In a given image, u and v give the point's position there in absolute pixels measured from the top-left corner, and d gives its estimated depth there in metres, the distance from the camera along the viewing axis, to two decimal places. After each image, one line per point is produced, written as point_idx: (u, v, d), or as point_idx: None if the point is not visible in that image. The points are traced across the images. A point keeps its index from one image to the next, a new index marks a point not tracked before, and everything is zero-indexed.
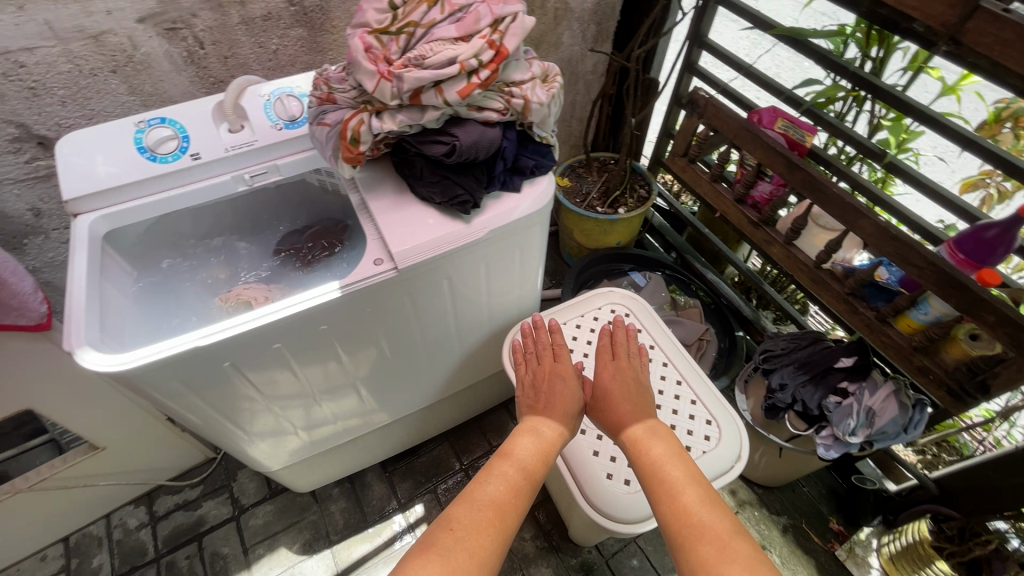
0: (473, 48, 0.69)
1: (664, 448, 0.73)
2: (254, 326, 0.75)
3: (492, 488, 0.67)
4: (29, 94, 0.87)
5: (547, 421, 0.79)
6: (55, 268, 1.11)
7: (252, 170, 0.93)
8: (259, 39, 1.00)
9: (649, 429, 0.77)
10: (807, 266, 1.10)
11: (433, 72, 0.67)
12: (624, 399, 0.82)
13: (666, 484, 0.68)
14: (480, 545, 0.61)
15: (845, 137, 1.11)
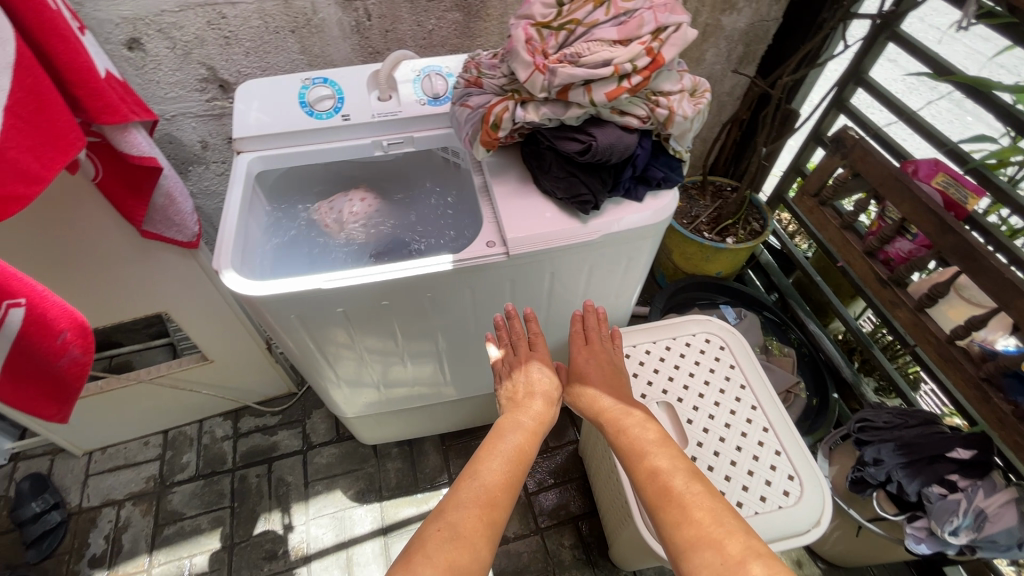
0: (630, 52, 0.69)
1: (643, 431, 0.75)
2: (372, 280, 0.80)
3: (482, 480, 0.68)
4: (224, 42, 0.99)
5: (529, 410, 0.81)
6: (207, 196, 1.26)
7: (390, 138, 0.99)
8: (419, 18, 1.06)
9: (624, 413, 0.79)
10: (937, 339, 0.99)
11: (587, 71, 0.68)
12: (602, 386, 0.84)
13: (652, 470, 0.68)
14: (469, 543, 0.60)
15: (1014, 205, 0.98)
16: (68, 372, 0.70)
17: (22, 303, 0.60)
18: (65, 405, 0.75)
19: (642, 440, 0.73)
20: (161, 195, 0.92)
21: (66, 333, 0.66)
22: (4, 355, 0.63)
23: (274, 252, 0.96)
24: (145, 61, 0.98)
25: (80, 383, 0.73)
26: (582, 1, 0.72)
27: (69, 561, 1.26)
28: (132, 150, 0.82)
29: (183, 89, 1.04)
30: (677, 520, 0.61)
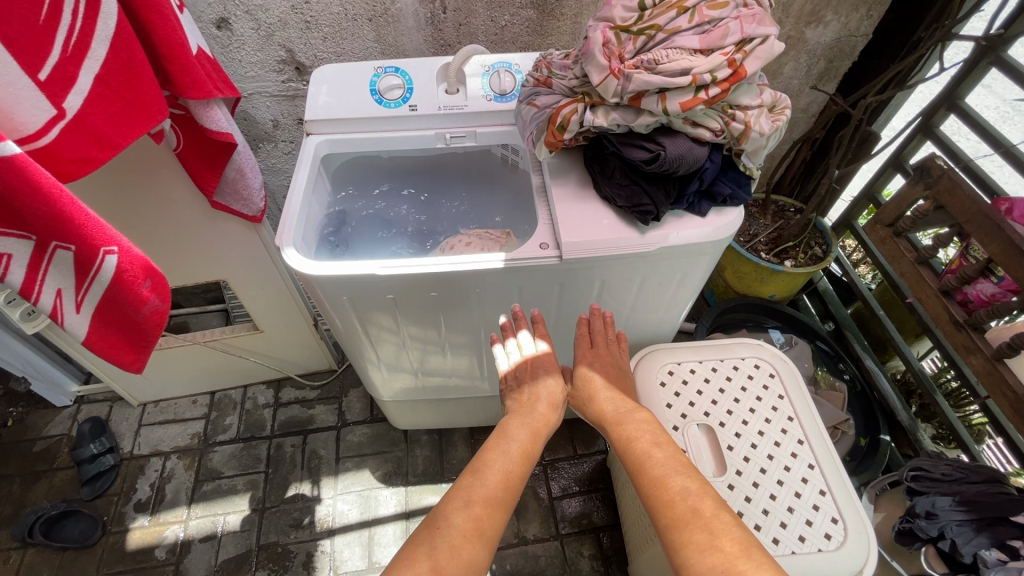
0: (711, 62, 0.67)
1: (645, 433, 0.72)
2: (425, 271, 0.81)
3: (483, 483, 0.67)
4: (304, 27, 1.03)
5: (533, 412, 0.78)
6: (273, 173, 1.31)
7: (454, 131, 1.00)
8: (494, 14, 1.06)
9: (627, 414, 0.76)
10: (1014, 394, 0.91)
11: (663, 79, 0.66)
12: (606, 389, 0.81)
13: (658, 479, 0.65)
14: (466, 545, 0.60)
15: None
16: (150, 320, 0.73)
17: (115, 250, 0.64)
18: (141, 356, 0.77)
19: (643, 442, 0.71)
20: (233, 168, 0.96)
21: (149, 281, 0.70)
22: (96, 301, 0.67)
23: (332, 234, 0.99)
24: (230, 40, 1.02)
25: (157, 333, 0.77)
26: (665, 6, 0.70)
27: (117, 503, 1.34)
28: (212, 125, 0.86)
29: (262, 69, 1.08)
30: (672, 523, 0.60)
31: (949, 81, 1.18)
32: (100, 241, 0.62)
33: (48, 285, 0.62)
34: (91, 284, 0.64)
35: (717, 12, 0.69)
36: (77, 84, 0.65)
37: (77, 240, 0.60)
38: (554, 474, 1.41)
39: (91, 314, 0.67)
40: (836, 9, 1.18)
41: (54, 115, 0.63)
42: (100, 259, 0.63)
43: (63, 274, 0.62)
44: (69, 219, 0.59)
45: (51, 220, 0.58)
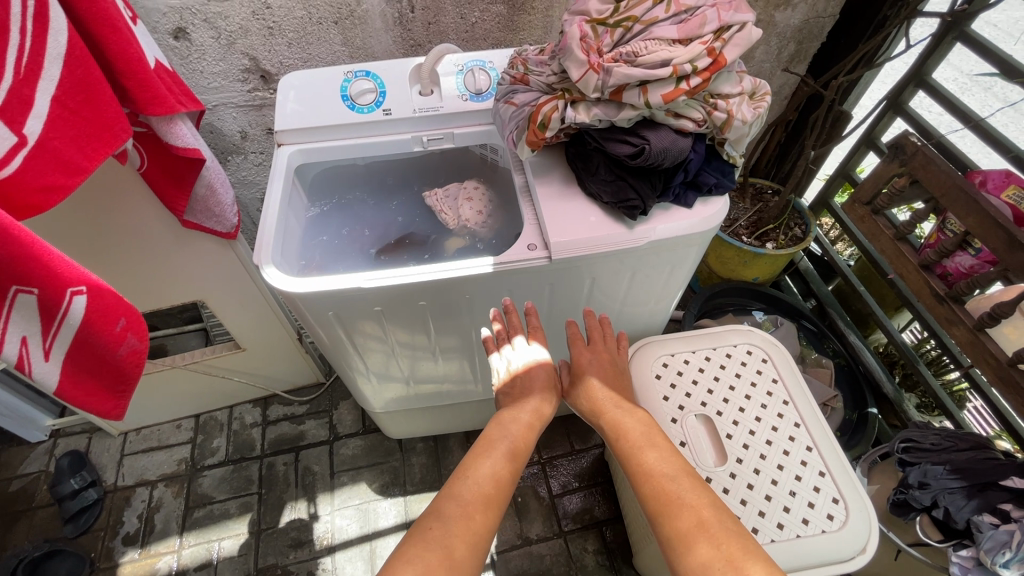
0: (690, 53, 0.66)
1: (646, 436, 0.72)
2: (411, 281, 0.79)
3: (477, 481, 0.65)
4: (267, 33, 0.99)
5: (524, 405, 0.76)
6: (244, 187, 1.27)
7: (431, 134, 0.98)
8: (463, 10, 1.04)
9: (626, 411, 0.76)
10: (998, 362, 0.93)
11: (644, 72, 0.65)
12: (605, 385, 0.80)
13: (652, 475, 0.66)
14: (462, 541, 0.59)
15: None
16: (127, 362, 0.70)
17: (84, 291, 0.61)
18: (120, 401, 0.73)
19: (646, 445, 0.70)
20: (202, 186, 0.92)
21: (123, 320, 0.67)
22: (68, 345, 0.63)
23: (311, 244, 0.97)
24: (190, 51, 0.98)
25: (137, 375, 0.73)
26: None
27: (104, 538, 1.29)
28: (177, 142, 0.82)
29: (225, 80, 1.04)
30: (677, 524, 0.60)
31: (916, 58, 1.20)
32: (66, 283, 0.59)
33: (12, 333, 0.58)
34: (59, 328, 0.60)
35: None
36: (36, 108, 0.61)
37: (40, 283, 0.56)
38: (553, 472, 1.40)
39: (62, 360, 0.63)
40: None
41: (14, 142, 0.59)
42: (67, 301, 0.59)
43: (27, 320, 0.58)
44: (29, 262, 0.55)
45: (9, 263, 0.54)
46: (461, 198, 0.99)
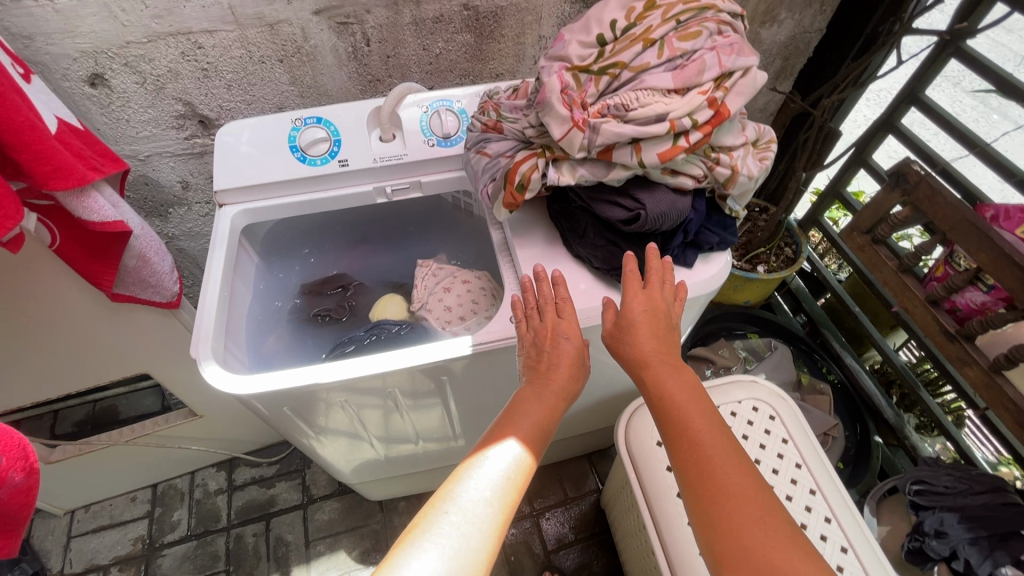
0: (689, 105, 0.57)
1: (699, 415, 0.55)
2: (378, 370, 0.68)
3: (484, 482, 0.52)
4: (201, 75, 0.87)
5: (548, 389, 0.60)
6: (191, 238, 1.14)
7: (395, 183, 0.87)
8: (425, 41, 0.93)
9: (673, 369, 0.58)
10: (1017, 406, 0.87)
11: (636, 129, 0.56)
12: (650, 333, 0.60)
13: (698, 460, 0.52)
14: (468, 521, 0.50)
15: None
16: (12, 502, 0.54)
17: None
18: (13, 537, 0.58)
19: (698, 428, 0.54)
20: (133, 257, 0.80)
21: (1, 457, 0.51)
22: None
23: (265, 323, 0.89)
24: (111, 98, 0.85)
25: (30, 508, 0.58)
26: (628, 40, 0.59)
27: None
28: (92, 217, 0.70)
29: (157, 128, 0.92)
30: (734, 545, 0.48)
31: (911, 74, 1.13)
32: None
33: None
34: None
35: (692, 42, 0.58)
36: None
37: None
38: (547, 524, 1.31)
39: None
40: (789, 6, 1.11)
41: None
42: None
43: None
44: None
45: None
46: (440, 288, 0.88)
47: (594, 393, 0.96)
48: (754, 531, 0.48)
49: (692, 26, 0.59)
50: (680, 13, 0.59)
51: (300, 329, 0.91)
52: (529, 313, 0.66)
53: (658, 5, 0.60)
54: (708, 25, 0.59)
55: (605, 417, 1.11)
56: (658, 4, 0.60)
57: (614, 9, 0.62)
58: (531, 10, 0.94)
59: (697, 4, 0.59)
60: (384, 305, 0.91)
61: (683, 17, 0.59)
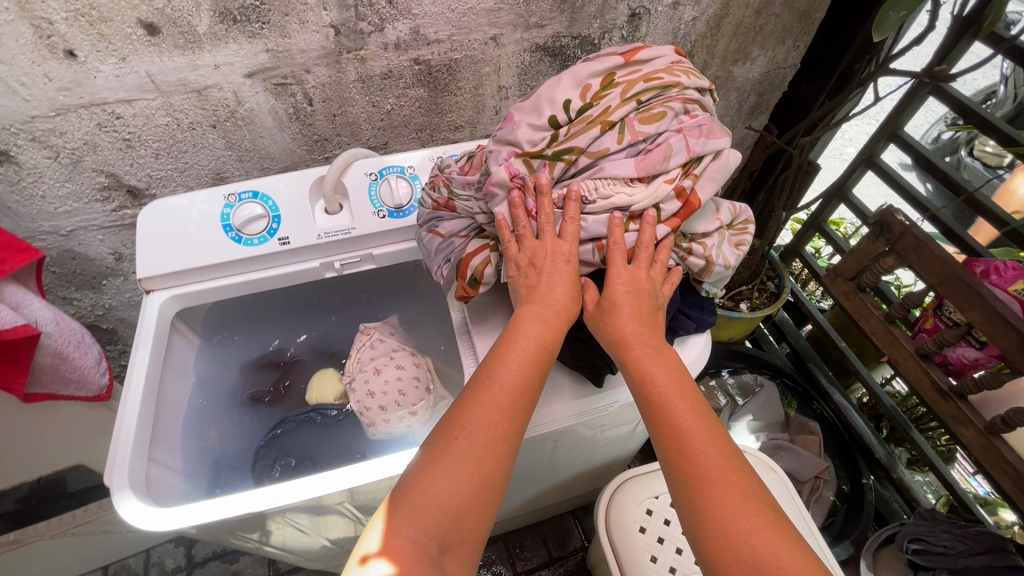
0: (652, 197, 0.55)
1: (680, 401, 0.53)
2: (324, 493, 0.61)
3: (484, 418, 0.51)
4: (124, 146, 0.78)
5: (548, 303, 0.57)
6: (131, 307, 1.04)
7: (344, 258, 0.80)
8: (374, 98, 0.86)
9: (654, 353, 0.55)
10: (1016, 472, 0.82)
11: (592, 225, 0.57)
12: (633, 315, 0.56)
13: (678, 445, 0.50)
14: (482, 461, 0.50)
15: None
16: None
17: None
18: None
19: (681, 416, 0.52)
20: (47, 356, 0.72)
21: None
22: None
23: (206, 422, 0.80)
24: (20, 175, 0.76)
25: None
26: (585, 123, 0.55)
27: None
28: None
29: (79, 202, 0.83)
30: (717, 533, 0.47)
31: (890, 110, 1.08)
32: None
33: None
34: None
35: (654, 125, 0.55)
36: None
37: None
38: None
39: None
40: (761, 43, 1.06)
41: None
42: None
43: None
44: None
45: None
46: (371, 368, 0.79)
47: (571, 467, 0.90)
48: (736, 520, 0.47)
49: (655, 106, 0.55)
50: (641, 92, 0.55)
51: (248, 421, 0.83)
52: (521, 230, 0.58)
53: (617, 83, 0.57)
54: (673, 104, 0.56)
55: (585, 483, 1.05)
56: (617, 82, 0.57)
57: (568, 87, 0.58)
58: (488, 61, 0.88)
59: (660, 82, 0.56)
60: (320, 383, 0.83)
61: (645, 97, 0.55)
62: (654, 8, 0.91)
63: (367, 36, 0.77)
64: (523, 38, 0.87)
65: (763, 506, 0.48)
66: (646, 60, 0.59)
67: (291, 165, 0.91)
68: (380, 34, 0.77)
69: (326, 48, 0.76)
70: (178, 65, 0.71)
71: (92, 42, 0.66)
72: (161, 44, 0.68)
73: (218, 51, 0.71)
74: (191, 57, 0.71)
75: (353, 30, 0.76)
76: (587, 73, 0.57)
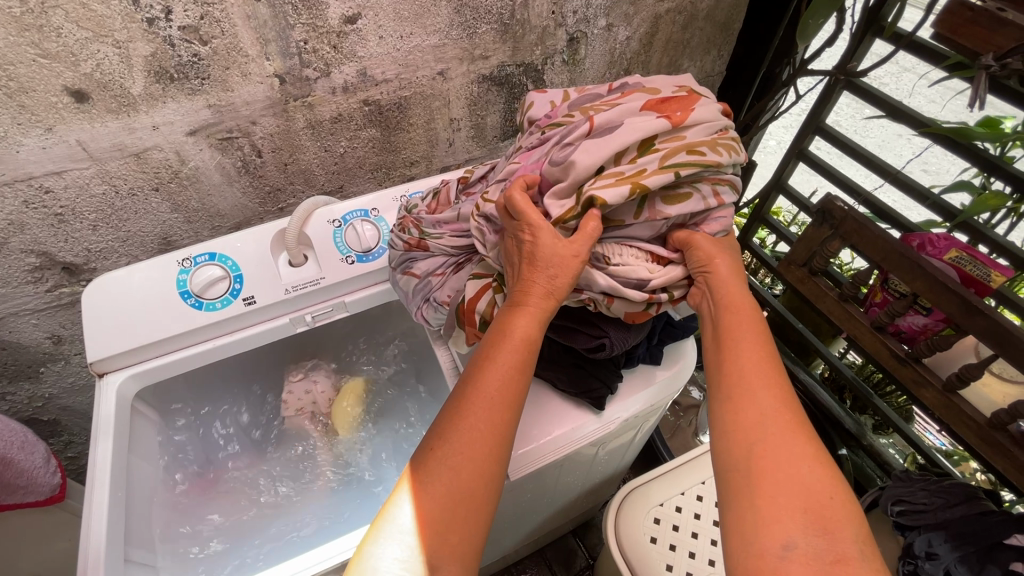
0: (667, 278, 0.61)
1: (750, 346, 0.56)
2: (342, 557, 0.62)
3: (470, 422, 0.50)
4: (55, 221, 0.72)
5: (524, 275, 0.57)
6: (75, 393, 0.95)
7: (316, 309, 0.76)
8: (326, 143, 0.84)
9: (743, 311, 0.59)
10: (976, 424, 0.89)
11: (612, 285, 0.59)
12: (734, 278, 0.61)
13: (742, 377, 0.53)
14: (472, 461, 0.49)
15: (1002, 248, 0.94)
16: None
17: None
18: None
19: (747, 353, 0.55)
20: None
21: None
22: None
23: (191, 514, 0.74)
24: None
25: None
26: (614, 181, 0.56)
27: None
28: None
29: (7, 286, 0.75)
30: (758, 457, 0.48)
31: (811, 106, 1.17)
32: None
33: None
34: None
35: (677, 208, 0.59)
36: None
37: None
38: None
39: None
40: (690, 55, 1.12)
41: None
42: None
43: None
44: None
45: None
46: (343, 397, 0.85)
47: (575, 488, 0.89)
48: (783, 450, 0.47)
49: (682, 187, 0.59)
50: (681, 165, 0.56)
51: (226, 498, 0.77)
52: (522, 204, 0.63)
53: (656, 149, 0.57)
54: (701, 186, 0.60)
55: (586, 501, 1.04)
56: (657, 147, 0.57)
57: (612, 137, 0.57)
58: (437, 96, 0.88)
59: (701, 159, 0.56)
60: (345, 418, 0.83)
61: (684, 171, 0.56)
62: (590, 31, 0.94)
63: (313, 82, 0.75)
64: (469, 71, 0.88)
65: (807, 437, 0.49)
66: (692, 125, 0.59)
67: (243, 221, 0.87)
68: (326, 79, 0.76)
69: (271, 98, 0.74)
70: (113, 129, 0.67)
71: (11, 115, 0.60)
72: (91, 110, 0.64)
73: (155, 112, 0.68)
74: (126, 121, 0.67)
75: (298, 77, 0.74)
76: (627, 137, 0.56)
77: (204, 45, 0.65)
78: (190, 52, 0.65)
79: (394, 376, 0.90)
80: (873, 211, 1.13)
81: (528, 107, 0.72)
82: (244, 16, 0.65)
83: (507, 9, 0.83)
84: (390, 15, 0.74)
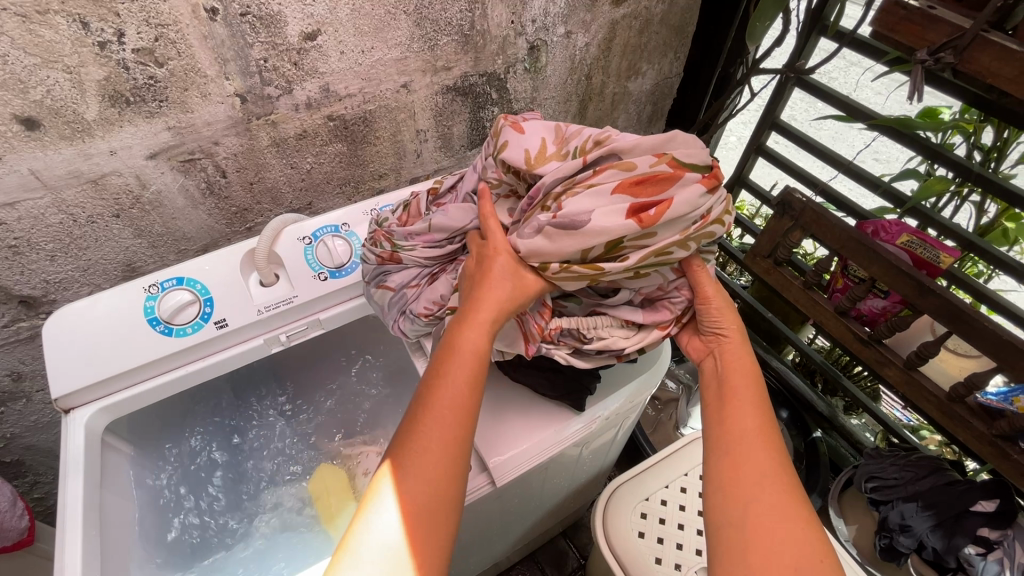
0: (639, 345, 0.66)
1: (747, 411, 0.60)
2: None
3: (433, 426, 0.52)
4: (10, 254, 0.69)
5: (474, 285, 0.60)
6: (39, 431, 0.91)
7: (290, 329, 0.75)
8: (292, 160, 0.83)
9: (744, 377, 0.63)
10: (937, 398, 0.93)
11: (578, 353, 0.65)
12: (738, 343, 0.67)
13: (737, 439, 0.57)
14: (436, 464, 0.50)
15: (950, 231, 0.99)
16: None
17: None
18: None
19: (744, 419, 0.59)
20: None
21: None
22: None
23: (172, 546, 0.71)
24: None
25: None
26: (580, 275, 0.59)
27: None
28: None
29: None
30: (750, 524, 0.51)
31: (766, 103, 1.22)
32: None
33: None
34: None
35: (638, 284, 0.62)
36: None
37: None
38: None
39: None
40: (648, 58, 1.15)
41: None
42: None
43: None
44: None
45: None
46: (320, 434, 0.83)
47: (562, 490, 0.90)
48: (773, 520, 0.51)
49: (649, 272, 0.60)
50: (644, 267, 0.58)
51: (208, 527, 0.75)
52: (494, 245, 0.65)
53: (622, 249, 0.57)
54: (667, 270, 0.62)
55: (573, 502, 1.05)
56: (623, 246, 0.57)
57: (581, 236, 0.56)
58: (402, 108, 0.88)
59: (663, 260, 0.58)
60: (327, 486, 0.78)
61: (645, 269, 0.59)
62: (550, 39, 0.96)
63: (275, 99, 0.75)
64: (433, 82, 0.88)
65: (797, 506, 0.52)
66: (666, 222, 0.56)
67: (210, 243, 0.86)
68: (289, 96, 0.76)
69: (234, 117, 0.73)
70: (68, 156, 0.65)
71: None
72: (43, 138, 0.62)
73: (112, 137, 0.66)
74: (81, 147, 0.65)
75: (260, 96, 0.73)
76: (593, 241, 0.56)
77: (160, 68, 0.64)
78: (145, 75, 0.63)
79: (374, 391, 0.90)
80: (830, 201, 1.18)
81: (503, 149, 0.63)
82: (201, 37, 0.64)
83: (467, 20, 0.84)
84: (350, 30, 0.74)
